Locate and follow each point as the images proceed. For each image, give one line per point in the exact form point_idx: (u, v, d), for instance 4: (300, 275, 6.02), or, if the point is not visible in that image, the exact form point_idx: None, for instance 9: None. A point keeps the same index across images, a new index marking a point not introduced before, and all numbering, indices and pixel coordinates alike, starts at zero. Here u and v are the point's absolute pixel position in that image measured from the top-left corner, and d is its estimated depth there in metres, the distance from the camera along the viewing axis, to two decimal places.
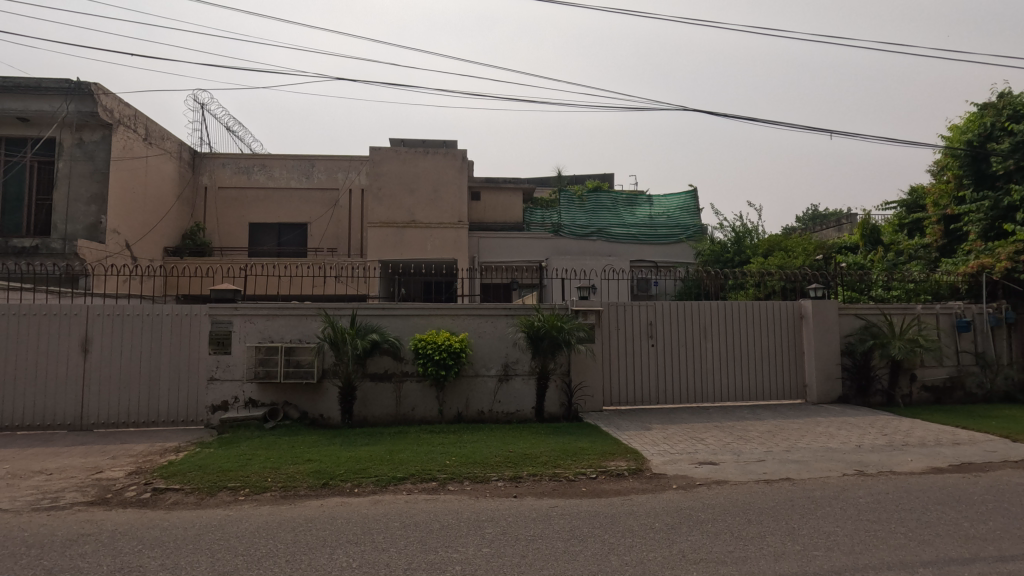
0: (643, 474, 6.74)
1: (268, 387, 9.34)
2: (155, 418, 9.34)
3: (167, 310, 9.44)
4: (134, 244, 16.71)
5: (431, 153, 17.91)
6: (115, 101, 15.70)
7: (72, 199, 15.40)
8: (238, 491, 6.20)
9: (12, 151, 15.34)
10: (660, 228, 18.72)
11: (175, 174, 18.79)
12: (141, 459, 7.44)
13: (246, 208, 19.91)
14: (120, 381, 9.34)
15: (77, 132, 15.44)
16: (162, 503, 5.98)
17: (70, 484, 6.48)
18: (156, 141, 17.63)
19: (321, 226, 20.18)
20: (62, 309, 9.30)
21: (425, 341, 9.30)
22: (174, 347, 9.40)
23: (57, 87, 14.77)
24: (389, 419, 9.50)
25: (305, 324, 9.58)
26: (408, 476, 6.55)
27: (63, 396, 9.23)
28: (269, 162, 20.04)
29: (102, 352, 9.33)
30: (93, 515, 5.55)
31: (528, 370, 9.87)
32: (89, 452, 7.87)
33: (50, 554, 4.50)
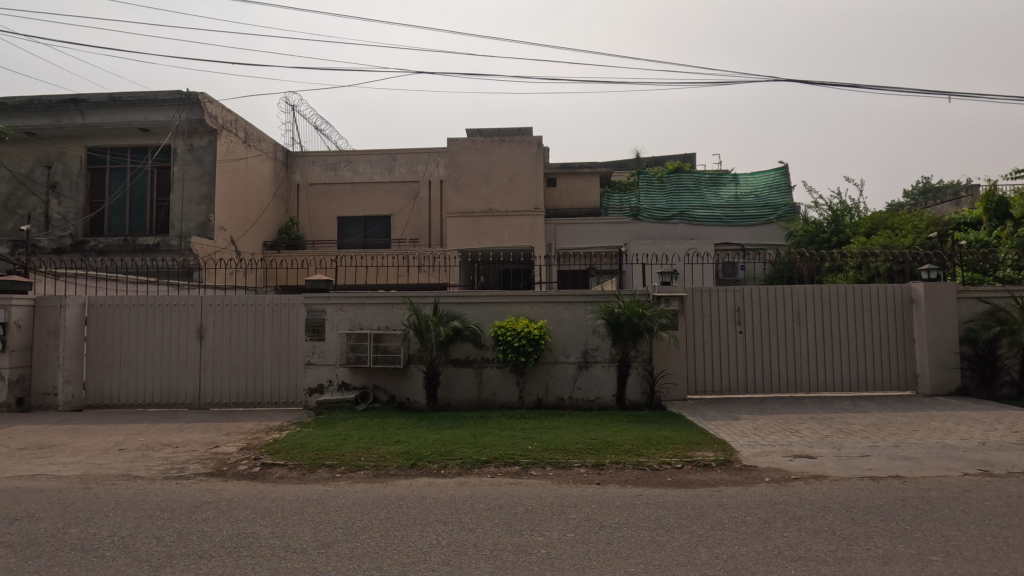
0: (732, 465, 6.48)
1: (359, 371, 9.87)
2: (261, 399, 10.18)
3: (269, 300, 10.21)
4: (238, 239, 18.18)
5: (507, 141, 17.99)
6: (219, 108, 17.09)
7: (185, 200, 16.97)
8: (335, 468, 6.63)
9: (136, 158, 17.13)
10: (746, 209, 17.73)
11: (272, 173, 20.15)
12: (250, 436, 8.14)
13: (335, 202, 21.05)
14: (230, 365, 10.23)
15: (187, 138, 16.93)
16: (270, 476, 6.53)
17: (193, 457, 7.22)
18: (254, 143, 19.00)
19: (403, 218, 20.95)
20: (180, 300, 10.31)
21: (504, 328, 9.42)
22: (275, 334, 10.18)
23: (170, 98, 16.30)
24: (471, 403, 9.74)
25: (391, 312, 10.00)
26: (492, 460, 6.70)
27: (183, 377, 10.27)
28: (354, 158, 21.06)
29: (214, 338, 10.26)
30: (213, 485, 6.17)
31: (609, 357, 9.76)
32: (207, 429, 8.70)
33: (178, 518, 5.05)
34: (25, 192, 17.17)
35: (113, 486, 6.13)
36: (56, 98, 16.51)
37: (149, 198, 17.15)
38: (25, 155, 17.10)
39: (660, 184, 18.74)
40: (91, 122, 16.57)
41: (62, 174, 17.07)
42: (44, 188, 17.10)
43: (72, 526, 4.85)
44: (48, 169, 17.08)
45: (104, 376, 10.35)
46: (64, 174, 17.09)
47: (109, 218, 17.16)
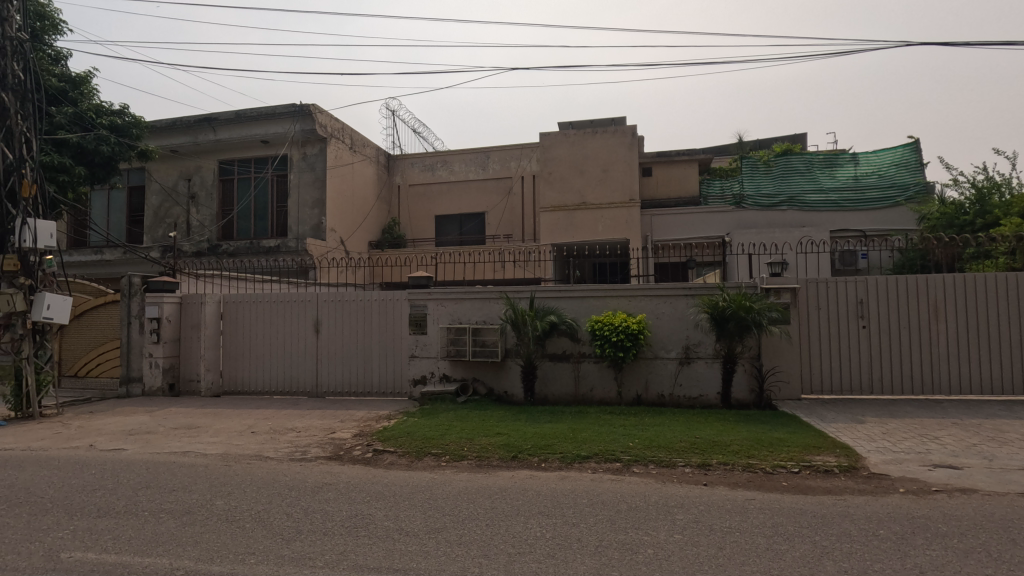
0: (858, 473, 5.92)
1: (459, 364, 10.16)
2: (370, 389, 10.85)
3: (376, 296, 10.85)
4: (347, 239, 19.44)
5: (599, 132, 17.69)
6: (328, 118, 18.43)
7: (301, 205, 18.44)
8: (440, 457, 6.91)
9: (259, 168, 18.84)
10: (868, 191, 16.11)
11: (375, 176, 21.31)
12: (362, 424, 8.69)
13: (433, 202, 21.89)
14: (343, 357, 10.99)
15: (302, 147, 18.38)
16: (381, 462, 6.94)
17: (314, 441, 7.84)
18: (359, 149, 20.24)
19: (497, 214, 21.33)
20: (299, 297, 11.23)
21: (601, 322, 9.27)
22: (382, 327, 10.80)
23: (287, 111, 17.84)
24: (568, 398, 9.70)
25: (488, 307, 10.20)
26: (592, 455, 6.64)
27: (302, 368, 11.19)
28: (450, 158, 21.77)
29: (328, 332, 11.06)
30: (332, 468, 6.66)
31: (713, 353, 9.30)
32: (324, 416, 9.41)
33: (304, 497, 5.50)
34: (171, 203, 19.51)
35: (248, 465, 6.81)
36: (193, 118, 18.61)
37: (270, 204, 18.82)
38: (170, 170, 19.41)
39: (765, 168, 17.57)
40: (222, 137, 18.49)
41: (199, 185, 19.21)
42: (185, 199, 19.33)
43: (218, 498, 5.45)
44: (188, 182, 19.29)
45: (237, 366, 11.54)
46: (201, 186, 19.21)
47: (238, 224, 19.05)
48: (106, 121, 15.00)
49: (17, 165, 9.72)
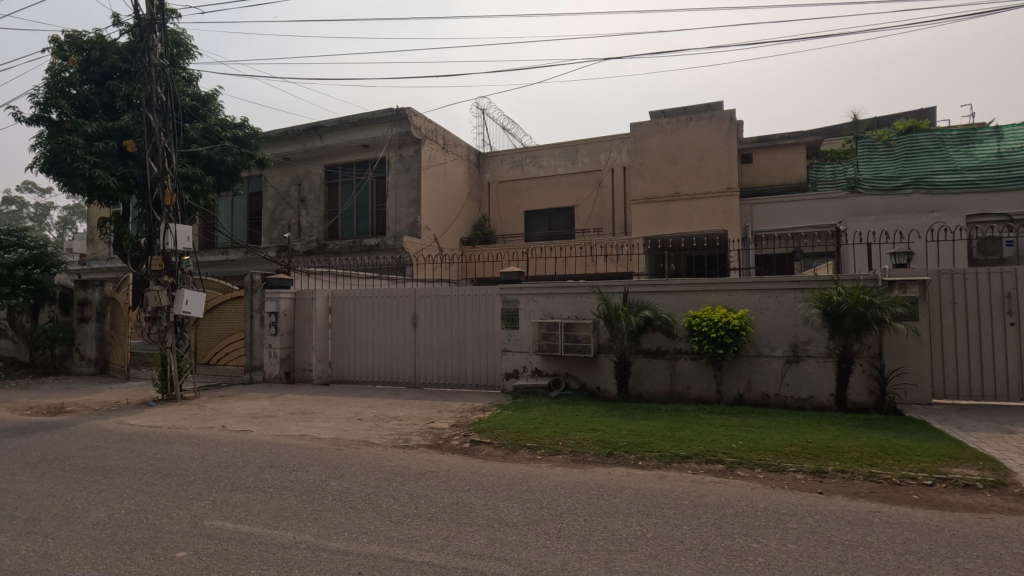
0: (1008, 490, 5.22)
1: (551, 359, 10.18)
2: (464, 381, 11.18)
3: (470, 290, 11.14)
4: (440, 237, 20.12)
5: (694, 118, 16.93)
6: (422, 120, 19.18)
7: (398, 205, 19.35)
8: (536, 450, 6.96)
9: (360, 171, 19.99)
10: (1014, 168, 14.06)
11: (466, 174, 21.85)
12: (459, 415, 8.97)
13: (522, 197, 22.06)
14: (439, 349, 11.40)
15: (398, 149, 19.27)
16: (479, 452, 7.12)
17: (415, 430, 8.21)
18: (451, 148, 20.86)
19: (586, 208, 21.11)
20: (399, 292, 11.80)
21: (699, 317, 8.88)
22: (476, 322, 11.08)
23: (385, 115, 18.79)
24: (664, 396, 9.39)
25: (581, 301, 10.10)
26: (692, 455, 6.40)
27: (402, 359, 11.75)
28: (539, 153, 21.81)
29: (426, 325, 11.52)
30: (433, 456, 6.94)
31: (825, 352, 8.61)
32: (423, 406, 9.81)
33: (408, 483, 5.78)
34: (284, 207, 21.22)
35: (357, 449, 7.27)
36: (302, 127, 20.10)
37: (370, 204, 19.92)
38: (283, 176, 21.11)
39: (886, 148, 16.06)
40: (327, 144, 19.83)
41: (308, 189, 20.72)
42: (297, 202, 20.94)
43: (332, 479, 5.88)
44: (298, 186, 20.88)
45: (344, 356, 12.36)
46: (310, 190, 20.71)
47: (342, 224, 20.36)
48: (229, 134, 16.58)
49: (161, 176, 11.03)
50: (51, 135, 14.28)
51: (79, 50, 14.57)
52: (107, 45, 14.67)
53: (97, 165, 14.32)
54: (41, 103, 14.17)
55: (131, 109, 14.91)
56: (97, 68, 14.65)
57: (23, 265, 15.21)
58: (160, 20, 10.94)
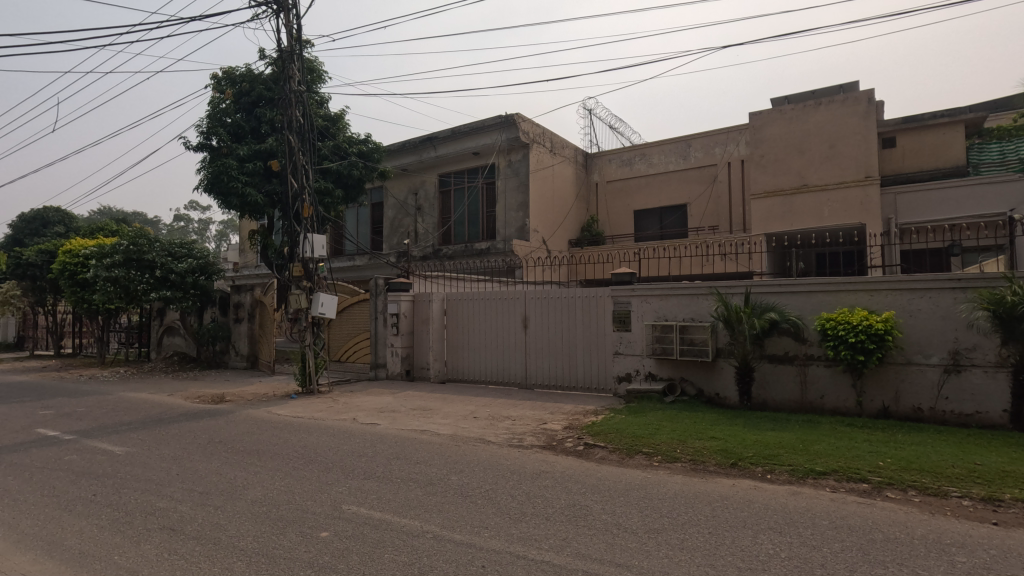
0: None
1: (666, 363, 9.81)
2: (575, 383, 11.13)
3: (580, 293, 11.09)
4: (548, 239, 20.27)
5: (824, 103, 15.49)
6: (531, 124, 19.49)
7: (507, 209, 19.80)
8: (652, 457, 6.75)
9: (471, 178, 20.74)
10: None
11: (574, 175, 21.81)
12: (571, 417, 8.96)
13: (631, 196, 21.55)
14: (550, 351, 11.47)
15: (507, 155, 19.73)
16: (593, 455, 7.05)
17: (529, 430, 8.33)
18: (559, 150, 20.95)
19: (701, 205, 20.14)
20: (510, 294, 12.05)
21: (834, 320, 8.08)
22: (587, 323, 11.00)
23: (495, 122, 19.32)
24: (793, 405, 8.67)
25: (697, 303, 9.63)
26: (830, 472, 5.83)
27: (513, 360, 11.99)
28: (648, 150, 21.18)
29: (536, 327, 11.65)
30: (547, 457, 6.99)
31: (995, 361, 7.46)
32: (536, 407, 9.93)
33: (525, 482, 5.88)
34: (403, 215, 22.60)
35: (474, 446, 7.52)
36: (418, 139, 21.27)
37: (481, 209, 20.58)
38: (402, 186, 22.49)
39: None
40: (441, 153, 20.81)
41: (424, 198, 21.88)
42: (414, 210, 22.20)
43: (453, 474, 6.14)
44: (415, 195, 22.13)
45: (458, 356, 12.88)
46: (426, 198, 21.86)
47: (455, 229, 21.25)
48: (355, 149, 17.98)
49: (300, 191, 12.23)
50: (212, 160, 16.42)
51: (232, 83, 16.60)
52: (255, 77, 16.58)
53: (248, 184, 16.23)
54: (204, 132, 16.36)
55: (274, 132, 16.69)
56: (247, 98, 16.62)
57: (192, 273, 17.66)
58: (298, 50, 12.14)
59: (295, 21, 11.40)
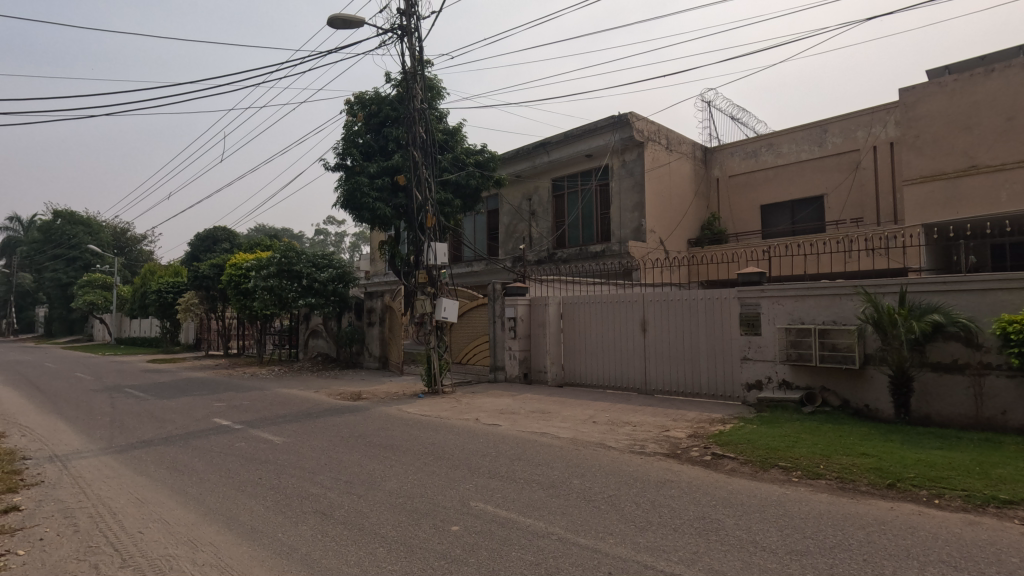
0: None
1: (803, 369, 9.00)
2: (699, 390, 10.60)
3: (702, 295, 10.56)
4: (666, 240, 19.56)
5: (996, 69, 13.31)
6: (645, 122, 18.98)
7: (622, 210, 19.44)
8: (790, 472, 6.21)
9: (585, 181, 20.66)
10: None
11: (693, 172, 20.85)
12: (696, 425, 8.55)
13: (757, 190, 20.11)
14: (670, 356, 11.05)
15: (621, 155, 19.38)
16: (722, 467, 6.65)
17: (651, 437, 8.07)
18: (675, 147, 20.16)
19: (840, 195, 18.25)
20: (628, 296, 11.80)
21: (1018, 323, 6.88)
22: (710, 327, 10.45)
23: (608, 123, 19.10)
24: (965, 421, 7.52)
25: (839, 304, 8.73)
26: (1018, 502, 4.96)
27: (632, 365, 11.70)
28: (776, 140, 19.64)
29: (656, 330, 11.29)
30: (672, 465, 6.72)
31: None
32: (657, 413, 9.60)
33: (649, 489, 5.71)
34: (518, 221, 23.09)
35: (595, 451, 7.46)
36: (532, 145, 21.61)
37: (594, 212, 20.40)
38: (517, 193, 23.01)
39: None
40: (554, 158, 20.99)
41: (538, 203, 22.18)
42: (528, 215, 22.58)
43: (575, 478, 6.14)
44: (529, 201, 22.51)
45: (575, 360, 12.86)
46: (540, 203, 22.15)
47: (569, 233, 21.27)
48: (472, 160, 18.75)
49: (423, 203, 12.98)
50: (347, 178, 18.03)
51: (363, 107, 18.11)
52: (382, 99, 17.93)
53: (378, 199, 17.58)
54: (340, 153, 18.01)
55: (400, 148, 17.92)
56: (375, 119, 17.99)
57: (333, 281, 19.49)
58: (420, 70, 12.94)
59: (417, 44, 12.17)
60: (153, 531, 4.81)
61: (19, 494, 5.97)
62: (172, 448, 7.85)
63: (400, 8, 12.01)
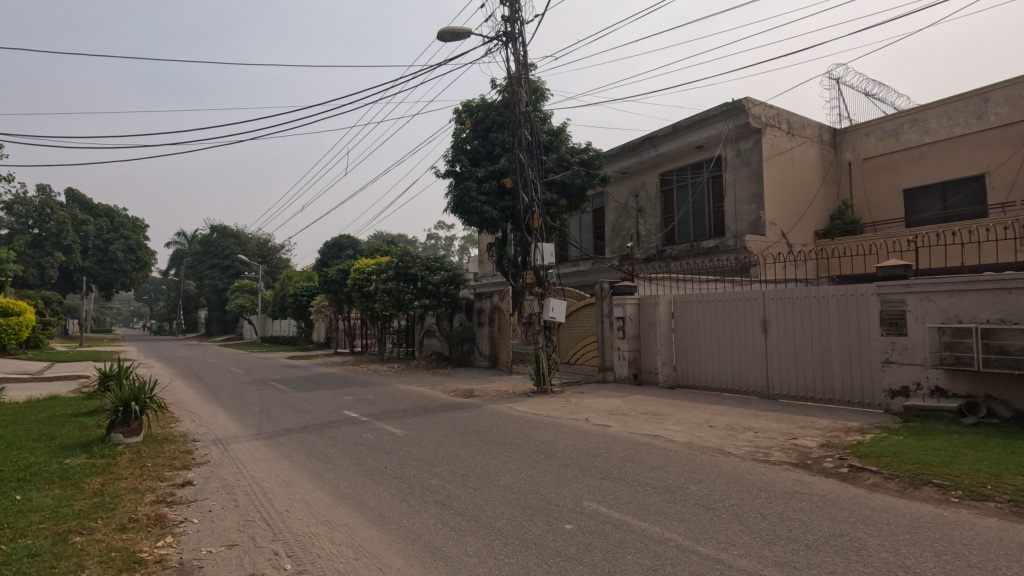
0: None
1: (962, 375, 7.88)
2: (831, 396, 9.68)
3: (834, 291, 9.65)
4: (789, 232, 18.08)
5: None
6: (762, 107, 17.72)
7: (738, 202, 18.29)
8: (949, 491, 5.45)
9: (696, 173, 19.72)
10: None
11: (819, 157, 19.09)
12: (829, 434, 7.81)
13: (899, 173, 17.93)
14: (796, 358, 10.21)
15: (736, 144, 18.27)
16: (862, 481, 6.00)
17: (776, 445, 7.50)
18: (799, 131, 18.58)
19: (1007, 173, 15.72)
20: (746, 294, 11.10)
21: None
22: (843, 326, 9.51)
23: (720, 111, 18.08)
24: None
25: (1008, 300, 7.57)
26: None
27: (752, 367, 10.96)
28: (922, 114, 17.40)
29: (779, 331, 10.50)
30: (802, 477, 6.19)
31: None
32: (783, 419, 8.91)
33: (775, 501, 5.31)
34: (624, 218, 22.59)
35: (712, 457, 7.09)
36: (638, 140, 21.06)
37: (707, 205, 19.41)
38: (623, 190, 22.52)
39: None
40: (662, 152, 20.29)
41: (646, 199, 21.54)
42: (635, 212, 22.00)
43: (692, 484, 5.87)
44: (636, 197, 21.93)
45: (689, 361, 12.31)
46: (647, 199, 21.49)
47: (679, 229, 20.41)
48: (577, 158, 18.69)
49: (530, 204, 13.17)
50: (457, 183, 18.76)
51: (471, 114, 18.78)
52: (488, 106, 18.47)
53: (486, 202, 18.10)
54: (450, 160, 18.79)
55: (506, 152, 18.34)
56: (482, 125, 18.59)
57: (445, 283, 20.39)
58: (524, 74, 13.12)
59: (521, 49, 12.38)
60: (297, 510, 5.36)
61: (192, 470, 6.95)
62: (309, 436, 8.68)
63: (504, 16, 12.32)
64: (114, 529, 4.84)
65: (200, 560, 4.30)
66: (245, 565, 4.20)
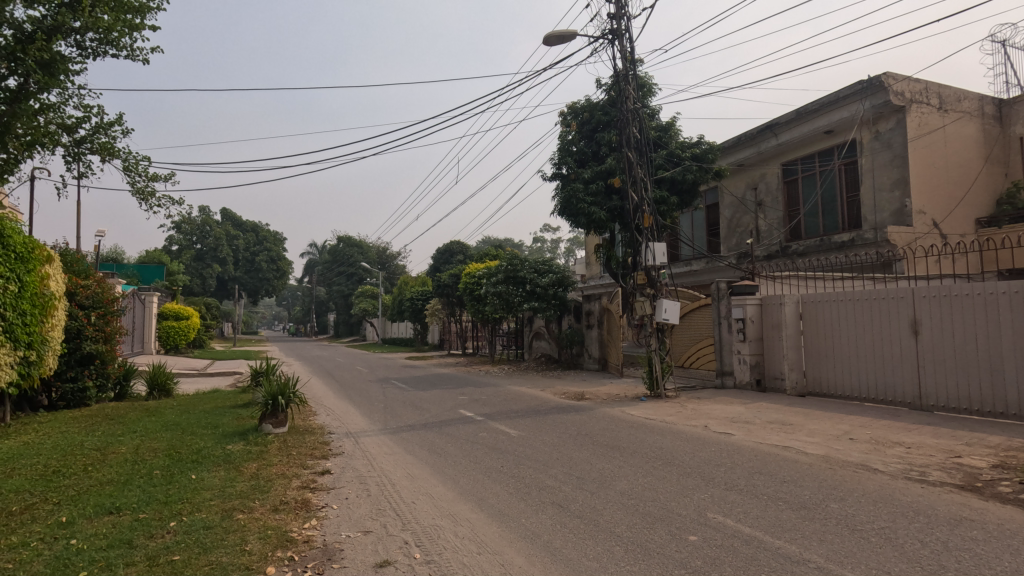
0: None
1: None
2: (1003, 409, 8.34)
3: (1005, 288, 8.32)
4: (942, 221, 15.91)
5: None
6: (906, 81, 15.77)
7: (878, 190, 16.42)
8: None
9: (825, 161, 18.02)
10: None
11: (980, 133, 16.59)
12: (1004, 453, 6.73)
13: None
14: (956, 365, 8.93)
15: (874, 125, 16.42)
16: None
17: (935, 463, 6.61)
18: (953, 105, 16.28)
19: None
20: (891, 293, 9.91)
21: None
22: (1018, 329, 8.17)
23: (853, 91, 16.36)
24: None
25: None
26: None
27: (901, 374, 9.75)
28: None
29: (933, 334, 9.25)
30: (970, 500, 5.39)
31: None
32: (942, 434, 7.83)
33: (939, 527, 4.67)
34: (742, 213, 21.22)
35: (855, 473, 6.40)
36: (756, 129, 19.70)
37: (839, 195, 17.66)
38: (740, 183, 21.16)
39: None
40: (784, 140, 18.80)
41: (766, 192, 20.07)
42: (754, 207, 20.58)
43: (833, 501, 5.35)
44: (755, 190, 20.51)
45: (822, 367, 11.25)
46: (767, 192, 20.03)
47: (806, 222, 18.75)
48: (689, 153, 17.91)
49: (639, 203, 12.82)
50: (562, 186, 18.78)
51: (576, 115, 18.74)
52: (594, 105, 18.32)
53: (593, 203, 17.90)
54: (556, 163, 18.86)
55: (613, 151, 18.08)
56: (588, 126, 18.50)
57: (553, 286, 20.50)
58: (631, 70, 12.82)
59: (628, 45, 12.11)
60: (423, 503, 5.67)
61: (329, 460, 7.61)
62: (429, 433, 9.14)
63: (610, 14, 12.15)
64: (269, 509, 5.44)
65: (341, 543, 4.70)
66: (380, 551, 4.51)
